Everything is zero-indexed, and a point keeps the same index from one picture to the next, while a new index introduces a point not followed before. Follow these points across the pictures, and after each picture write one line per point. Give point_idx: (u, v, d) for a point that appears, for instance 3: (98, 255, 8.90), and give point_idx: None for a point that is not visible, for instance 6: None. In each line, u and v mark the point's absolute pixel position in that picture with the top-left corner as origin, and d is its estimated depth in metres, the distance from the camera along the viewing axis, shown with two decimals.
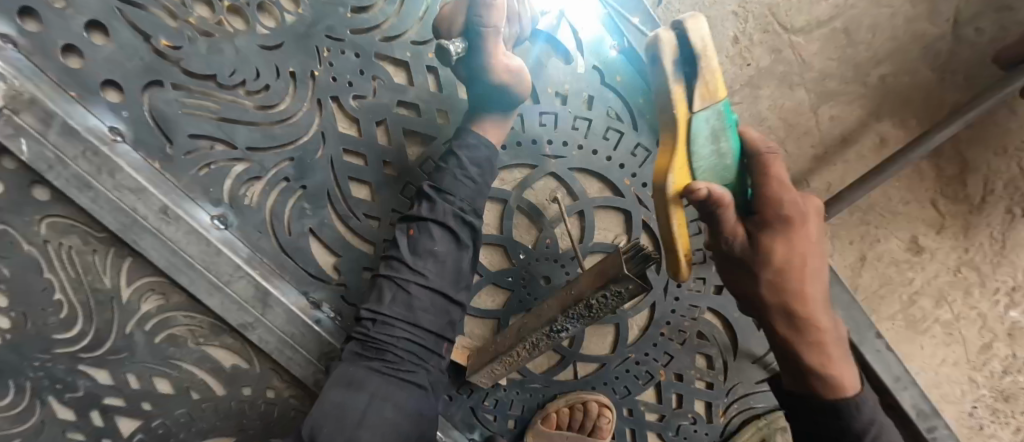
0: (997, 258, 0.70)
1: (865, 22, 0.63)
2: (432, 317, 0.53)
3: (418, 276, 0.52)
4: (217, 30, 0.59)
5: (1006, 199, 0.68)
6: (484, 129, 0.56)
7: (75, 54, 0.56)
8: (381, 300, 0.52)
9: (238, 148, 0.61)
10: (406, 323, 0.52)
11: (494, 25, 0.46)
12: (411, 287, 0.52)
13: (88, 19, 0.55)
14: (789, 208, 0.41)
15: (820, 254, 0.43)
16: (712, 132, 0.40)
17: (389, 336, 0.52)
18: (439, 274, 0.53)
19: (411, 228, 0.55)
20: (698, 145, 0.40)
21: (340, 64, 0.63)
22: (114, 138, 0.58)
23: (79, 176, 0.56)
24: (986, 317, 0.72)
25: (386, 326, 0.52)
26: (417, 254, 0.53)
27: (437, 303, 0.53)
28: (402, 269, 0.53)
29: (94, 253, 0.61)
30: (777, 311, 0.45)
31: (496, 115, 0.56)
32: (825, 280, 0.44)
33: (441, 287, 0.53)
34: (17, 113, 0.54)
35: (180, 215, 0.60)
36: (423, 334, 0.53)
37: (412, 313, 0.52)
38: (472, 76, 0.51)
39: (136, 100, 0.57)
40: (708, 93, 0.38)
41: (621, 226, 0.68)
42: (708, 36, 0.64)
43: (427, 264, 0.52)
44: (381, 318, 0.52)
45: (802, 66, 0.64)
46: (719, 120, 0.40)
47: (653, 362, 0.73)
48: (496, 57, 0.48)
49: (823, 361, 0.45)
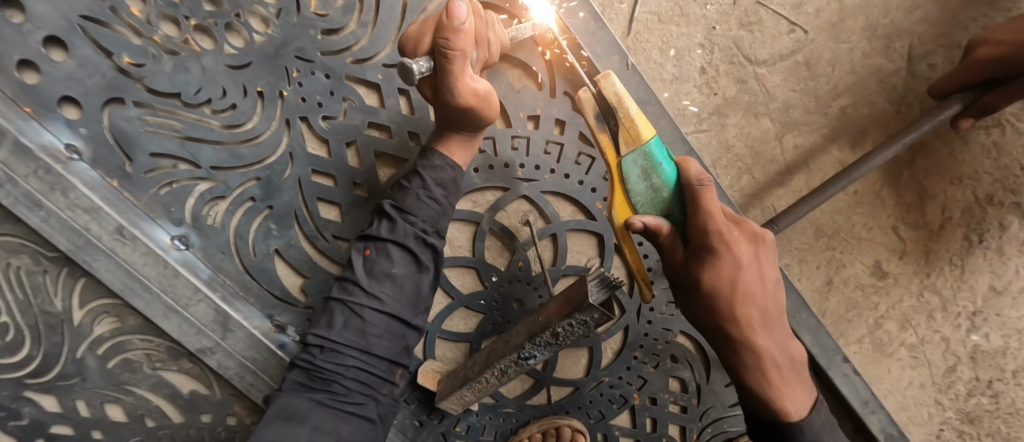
0: (957, 283, 0.72)
1: (825, 56, 0.65)
2: (386, 343, 0.51)
3: (372, 300, 0.49)
4: (183, 49, 0.58)
5: (963, 225, 0.70)
6: (450, 150, 0.55)
7: (32, 69, 0.54)
8: (332, 325, 0.49)
9: (202, 167, 0.60)
10: (357, 350, 0.49)
11: (461, 49, 0.42)
12: (365, 312, 0.49)
13: (46, 34, 0.53)
14: (718, 237, 0.42)
15: (750, 282, 0.45)
16: (643, 171, 0.42)
17: (338, 365, 0.48)
18: (395, 298, 0.50)
19: (369, 248, 0.52)
20: (632, 183, 0.42)
21: (309, 85, 0.62)
22: (69, 156, 0.55)
23: (30, 195, 0.53)
24: (949, 340, 0.74)
25: (335, 354, 0.48)
26: (373, 276, 0.50)
27: (393, 328, 0.51)
28: (356, 293, 0.50)
29: (44, 274, 0.57)
30: (717, 332, 0.47)
31: (462, 136, 0.55)
32: (759, 303, 0.46)
33: (397, 312, 0.50)
34: None
35: (137, 235, 0.58)
36: (375, 361, 0.50)
37: (364, 339, 0.49)
38: (439, 99, 0.48)
39: (95, 117, 0.56)
40: (628, 137, 0.41)
41: (594, 249, 0.68)
42: (676, 66, 0.65)
43: (384, 286, 0.50)
44: (330, 346, 0.48)
45: (766, 96, 0.66)
46: (648, 159, 0.41)
47: (627, 386, 0.72)
48: (463, 80, 0.45)
49: (761, 381, 0.47)
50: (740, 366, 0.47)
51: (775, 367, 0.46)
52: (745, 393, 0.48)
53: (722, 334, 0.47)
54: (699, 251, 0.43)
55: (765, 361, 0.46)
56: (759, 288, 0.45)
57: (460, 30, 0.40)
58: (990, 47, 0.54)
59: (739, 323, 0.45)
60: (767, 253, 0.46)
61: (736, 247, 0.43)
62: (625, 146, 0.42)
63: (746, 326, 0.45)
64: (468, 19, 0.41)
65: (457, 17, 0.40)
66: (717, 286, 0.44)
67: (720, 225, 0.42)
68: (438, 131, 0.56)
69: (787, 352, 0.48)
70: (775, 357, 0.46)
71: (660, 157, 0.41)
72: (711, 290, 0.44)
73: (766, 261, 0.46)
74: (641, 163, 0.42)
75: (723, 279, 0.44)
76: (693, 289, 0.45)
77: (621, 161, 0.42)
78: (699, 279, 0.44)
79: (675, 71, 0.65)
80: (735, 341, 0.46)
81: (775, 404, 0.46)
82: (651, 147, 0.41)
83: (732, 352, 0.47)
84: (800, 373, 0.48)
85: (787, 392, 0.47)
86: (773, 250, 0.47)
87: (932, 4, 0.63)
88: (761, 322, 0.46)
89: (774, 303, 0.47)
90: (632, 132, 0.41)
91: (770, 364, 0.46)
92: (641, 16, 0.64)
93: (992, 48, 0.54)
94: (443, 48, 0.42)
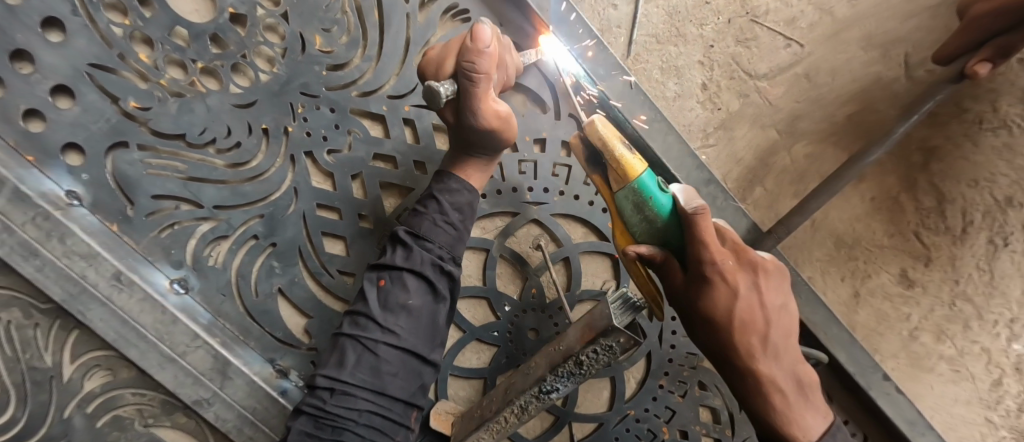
0: (987, 289, 0.69)
1: (824, 67, 0.66)
2: (401, 382, 0.47)
3: (387, 335, 0.46)
4: (189, 90, 0.59)
5: (985, 229, 0.68)
6: (467, 173, 0.54)
7: (37, 118, 0.54)
8: (343, 365, 0.45)
9: (204, 207, 0.59)
10: (370, 391, 0.45)
11: (485, 72, 0.42)
12: (378, 347, 0.45)
13: (54, 83, 0.53)
14: (713, 268, 0.41)
15: (748, 311, 0.42)
16: (635, 205, 0.40)
17: (349, 410, 0.43)
18: (412, 331, 0.47)
19: (382, 278, 0.49)
20: (629, 217, 0.42)
21: (314, 119, 0.62)
22: (69, 203, 0.54)
23: (26, 244, 0.51)
24: (989, 351, 0.70)
25: (346, 398, 0.44)
26: (388, 308, 0.47)
27: (408, 365, 0.47)
28: (369, 327, 0.46)
29: (35, 327, 0.54)
30: (719, 356, 0.44)
31: (479, 159, 0.54)
32: (760, 329, 0.42)
33: (413, 346, 0.47)
34: None
35: (134, 280, 0.55)
36: (388, 403, 0.46)
37: (379, 379, 0.45)
38: (460, 122, 0.47)
39: (98, 162, 0.55)
40: (619, 174, 0.40)
41: (609, 271, 0.66)
42: (677, 83, 0.66)
43: (399, 319, 0.47)
44: (341, 388, 0.44)
45: (770, 109, 0.67)
46: (637, 193, 0.40)
47: (654, 419, 0.67)
48: (486, 102, 0.45)
49: (767, 409, 0.43)
50: (745, 395, 0.44)
51: (781, 394, 0.42)
52: (761, 427, 0.44)
53: (723, 359, 0.44)
54: (696, 281, 0.42)
55: (770, 391, 0.42)
56: (759, 314, 0.42)
57: (485, 52, 0.41)
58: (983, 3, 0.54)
59: (741, 351, 0.42)
60: (770, 280, 0.44)
61: (732, 277, 0.41)
62: (617, 183, 0.41)
63: (747, 353, 0.42)
64: (492, 43, 0.42)
65: (481, 40, 0.41)
66: (713, 315, 0.42)
67: (715, 254, 0.40)
68: (455, 156, 0.55)
69: (793, 377, 0.43)
70: (780, 383, 0.42)
71: (650, 192, 0.40)
72: (708, 315, 0.42)
73: (767, 288, 0.43)
74: (634, 197, 0.41)
75: (718, 309, 0.42)
76: (693, 316, 0.44)
77: (615, 196, 0.42)
78: (696, 305, 0.42)
79: (676, 88, 0.66)
80: (739, 369, 0.43)
81: (782, 430, 0.42)
82: (642, 182, 0.39)
83: (736, 380, 0.44)
84: (810, 398, 0.44)
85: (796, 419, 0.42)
86: (775, 277, 0.44)
87: (924, 14, 0.64)
88: (766, 349, 0.42)
89: (781, 328, 0.43)
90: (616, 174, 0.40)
91: (775, 391, 0.42)
92: (639, 39, 0.65)
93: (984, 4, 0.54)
94: (467, 70, 0.42)
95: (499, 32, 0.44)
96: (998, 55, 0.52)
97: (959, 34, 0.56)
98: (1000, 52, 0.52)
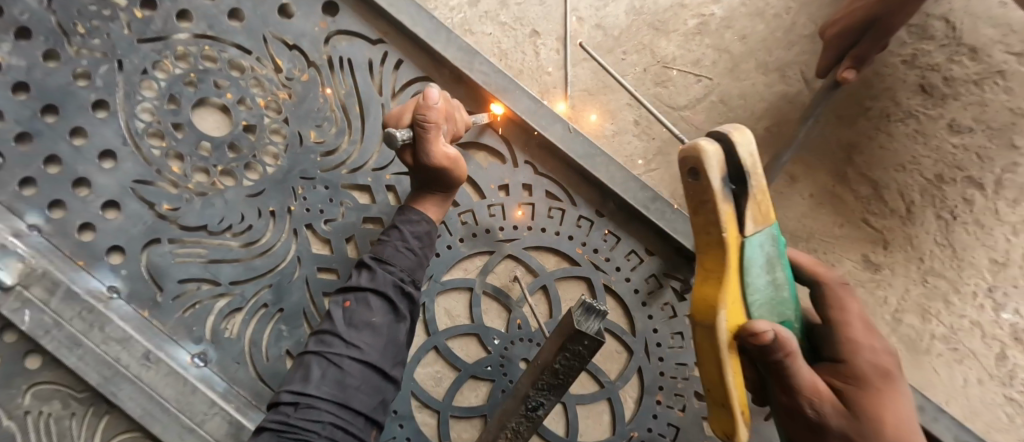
0: (956, 263, 0.72)
1: (734, 92, 0.77)
2: (363, 396, 0.50)
3: (351, 349, 0.51)
4: (210, 189, 0.71)
5: (928, 206, 0.73)
6: (425, 207, 0.63)
7: (89, 229, 0.66)
8: (309, 379, 0.49)
9: (222, 283, 0.68)
10: (333, 403, 0.48)
11: (434, 121, 0.53)
12: (343, 361, 0.50)
13: (105, 199, 0.67)
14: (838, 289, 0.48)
15: (863, 330, 0.45)
16: (767, 259, 0.39)
17: (313, 422, 0.46)
18: (374, 346, 0.52)
19: (348, 299, 0.56)
20: (754, 276, 0.39)
21: (312, 197, 0.73)
22: (109, 296, 0.64)
23: (72, 336, 0.60)
24: (980, 324, 0.72)
25: (310, 410, 0.47)
26: (352, 325, 0.53)
27: (370, 379, 0.51)
28: (334, 343, 0.51)
29: (71, 417, 0.61)
30: (844, 377, 0.42)
31: (437, 196, 0.63)
32: (876, 344, 0.44)
33: (375, 360, 0.52)
34: (27, 287, 0.61)
35: (162, 357, 0.63)
36: (351, 416, 0.49)
37: (342, 391, 0.49)
38: (416, 163, 0.57)
39: (135, 258, 0.66)
40: (760, 217, 0.38)
41: (586, 292, 0.72)
42: (613, 124, 0.77)
43: (362, 334, 0.52)
44: (305, 401, 0.47)
45: (697, 132, 0.76)
46: (771, 247, 0.40)
47: (660, 439, 0.69)
48: (437, 145, 0.54)
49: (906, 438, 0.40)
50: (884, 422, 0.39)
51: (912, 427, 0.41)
52: None
53: (846, 376, 0.42)
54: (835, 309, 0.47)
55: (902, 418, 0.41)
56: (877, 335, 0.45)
57: (433, 106, 0.52)
58: (830, 28, 0.68)
59: (869, 368, 0.42)
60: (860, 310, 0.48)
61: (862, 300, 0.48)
62: (751, 227, 0.38)
63: (878, 372, 0.42)
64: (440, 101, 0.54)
65: (431, 98, 0.52)
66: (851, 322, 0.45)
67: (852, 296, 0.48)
68: (415, 194, 0.64)
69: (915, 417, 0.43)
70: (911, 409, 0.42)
71: (780, 253, 0.41)
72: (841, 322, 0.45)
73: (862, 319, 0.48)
74: (765, 249, 0.39)
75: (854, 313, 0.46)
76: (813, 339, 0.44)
77: (748, 241, 0.38)
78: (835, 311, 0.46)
79: (613, 128, 0.77)
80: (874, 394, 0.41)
81: None
82: (776, 232, 0.39)
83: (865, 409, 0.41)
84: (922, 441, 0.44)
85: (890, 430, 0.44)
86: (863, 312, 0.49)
87: (804, 40, 0.78)
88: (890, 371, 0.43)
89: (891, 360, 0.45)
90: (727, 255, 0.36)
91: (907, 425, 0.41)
92: (575, 94, 0.77)
93: (832, 28, 0.68)
94: (421, 120, 0.53)
95: (446, 93, 0.56)
96: (857, 63, 0.64)
97: (824, 52, 0.70)
98: (858, 60, 0.65)
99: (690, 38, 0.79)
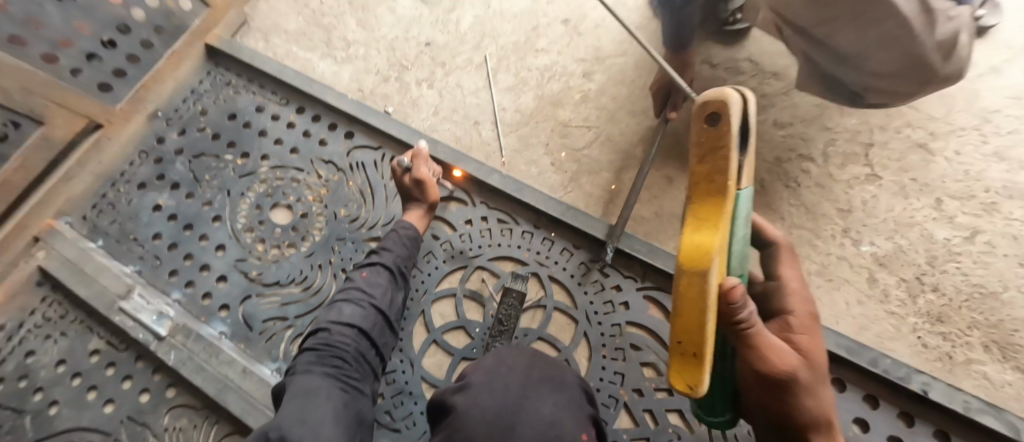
0: (810, 216, 0.95)
1: (617, 132, 1.10)
2: (375, 331, 0.81)
3: (367, 300, 0.82)
4: (281, 257, 1.07)
5: (776, 179, 0.98)
6: (411, 217, 0.95)
7: (209, 296, 1.04)
8: (341, 315, 0.80)
9: (289, 318, 1.01)
10: (356, 331, 0.78)
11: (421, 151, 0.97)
12: (363, 306, 0.81)
13: (219, 274, 1.06)
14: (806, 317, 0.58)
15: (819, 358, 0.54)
16: (744, 215, 0.41)
17: (344, 342, 0.77)
18: (381, 301, 0.83)
19: (364, 271, 0.87)
20: (737, 228, 0.40)
21: (345, 250, 1.06)
22: (220, 336, 1.00)
23: (198, 363, 0.96)
24: (845, 258, 0.92)
25: (340, 334, 0.77)
26: (368, 288, 0.84)
27: (377, 321, 0.81)
28: (356, 297, 0.82)
29: (194, 427, 0.94)
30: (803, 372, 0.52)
31: (418, 211, 0.95)
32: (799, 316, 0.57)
33: (382, 308, 0.82)
34: (174, 337, 0.99)
35: (252, 370, 0.95)
36: (366, 342, 0.79)
37: (361, 325, 0.79)
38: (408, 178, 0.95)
39: (236, 310, 1.02)
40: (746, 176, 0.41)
41: (537, 285, 0.99)
42: (536, 168, 1.09)
43: (374, 293, 0.83)
44: (338, 328, 0.78)
45: (596, 162, 1.08)
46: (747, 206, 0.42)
47: (611, 385, 0.89)
48: (422, 163, 0.96)
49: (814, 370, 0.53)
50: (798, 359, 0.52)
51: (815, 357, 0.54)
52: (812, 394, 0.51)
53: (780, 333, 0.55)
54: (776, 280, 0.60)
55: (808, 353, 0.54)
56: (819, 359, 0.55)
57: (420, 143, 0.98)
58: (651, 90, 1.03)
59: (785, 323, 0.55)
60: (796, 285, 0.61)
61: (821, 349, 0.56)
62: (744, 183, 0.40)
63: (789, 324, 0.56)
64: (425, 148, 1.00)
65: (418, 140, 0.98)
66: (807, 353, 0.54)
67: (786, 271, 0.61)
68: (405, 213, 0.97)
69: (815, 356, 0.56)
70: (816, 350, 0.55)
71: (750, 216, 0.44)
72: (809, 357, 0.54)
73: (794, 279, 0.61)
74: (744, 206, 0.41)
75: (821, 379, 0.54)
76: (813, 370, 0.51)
77: (739, 196, 0.40)
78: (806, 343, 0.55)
79: (536, 170, 1.08)
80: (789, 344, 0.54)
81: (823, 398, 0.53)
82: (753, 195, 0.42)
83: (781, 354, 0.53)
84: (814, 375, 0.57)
85: (814, 362, 0.53)
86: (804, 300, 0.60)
87: None
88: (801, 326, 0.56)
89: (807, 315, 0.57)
90: (729, 212, 0.36)
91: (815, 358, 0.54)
92: (507, 154, 1.11)
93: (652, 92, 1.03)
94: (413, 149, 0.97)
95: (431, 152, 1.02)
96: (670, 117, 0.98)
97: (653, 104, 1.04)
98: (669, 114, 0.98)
99: (580, 105, 1.14)
